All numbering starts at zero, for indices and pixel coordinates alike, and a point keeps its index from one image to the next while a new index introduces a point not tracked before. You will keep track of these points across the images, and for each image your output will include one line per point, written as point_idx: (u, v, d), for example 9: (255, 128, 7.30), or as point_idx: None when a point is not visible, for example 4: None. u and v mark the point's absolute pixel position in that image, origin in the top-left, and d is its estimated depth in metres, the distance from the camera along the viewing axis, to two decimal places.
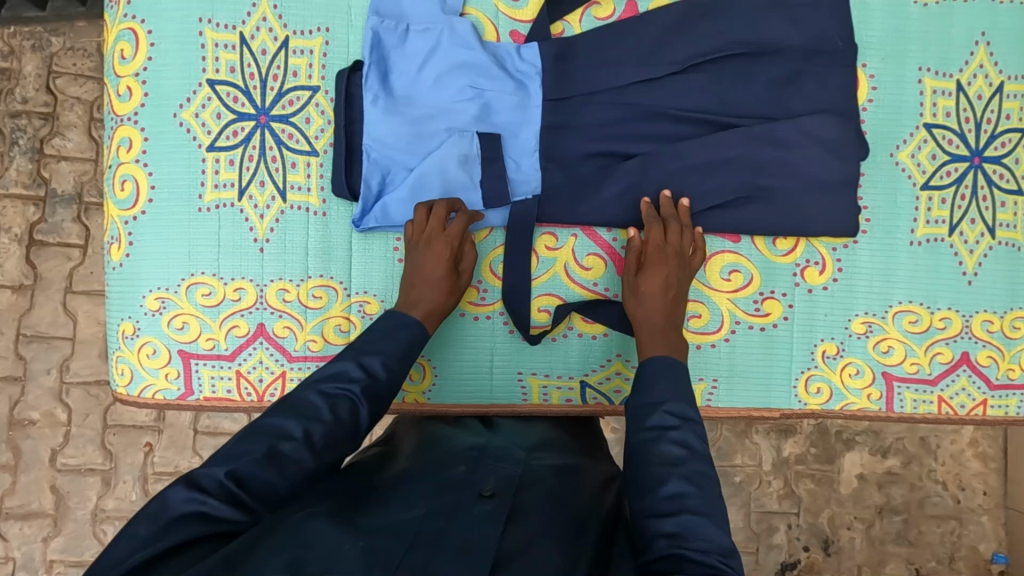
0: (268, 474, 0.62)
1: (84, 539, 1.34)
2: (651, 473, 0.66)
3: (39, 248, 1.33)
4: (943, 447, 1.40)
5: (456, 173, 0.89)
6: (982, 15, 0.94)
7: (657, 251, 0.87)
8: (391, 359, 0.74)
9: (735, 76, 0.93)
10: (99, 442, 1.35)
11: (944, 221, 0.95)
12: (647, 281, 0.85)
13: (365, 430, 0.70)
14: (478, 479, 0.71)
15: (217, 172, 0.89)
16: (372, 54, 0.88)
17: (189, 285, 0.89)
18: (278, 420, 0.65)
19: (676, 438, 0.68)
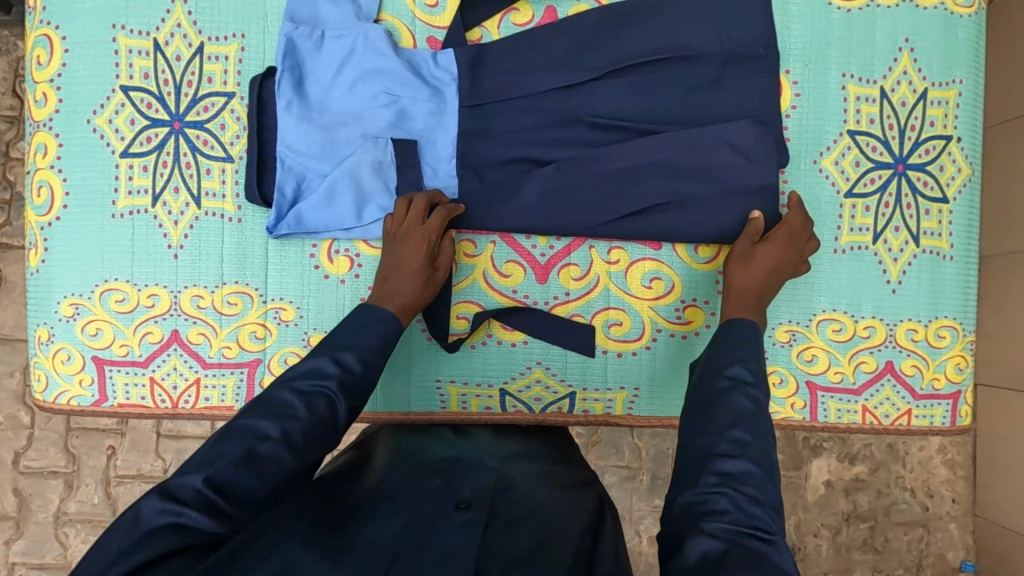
0: (245, 478, 0.58)
1: (47, 542, 1.36)
2: (720, 417, 0.66)
3: (4, 251, 1.32)
4: (911, 453, 1.37)
5: (370, 180, 0.89)
6: (906, 21, 0.94)
7: (787, 231, 0.87)
8: (366, 354, 0.72)
9: (655, 82, 0.92)
10: (62, 444, 1.36)
11: (867, 229, 0.94)
12: (762, 252, 0.86)
13: (343, 428, 0.67)
14: (453, 490, 0.70)
15: (130, 179, 0.89)
16: (286, 60, 0.87)
17: (103, 291, 0.89)
18: (253, 421, 0.62)
19: (743, 393, 0.68)
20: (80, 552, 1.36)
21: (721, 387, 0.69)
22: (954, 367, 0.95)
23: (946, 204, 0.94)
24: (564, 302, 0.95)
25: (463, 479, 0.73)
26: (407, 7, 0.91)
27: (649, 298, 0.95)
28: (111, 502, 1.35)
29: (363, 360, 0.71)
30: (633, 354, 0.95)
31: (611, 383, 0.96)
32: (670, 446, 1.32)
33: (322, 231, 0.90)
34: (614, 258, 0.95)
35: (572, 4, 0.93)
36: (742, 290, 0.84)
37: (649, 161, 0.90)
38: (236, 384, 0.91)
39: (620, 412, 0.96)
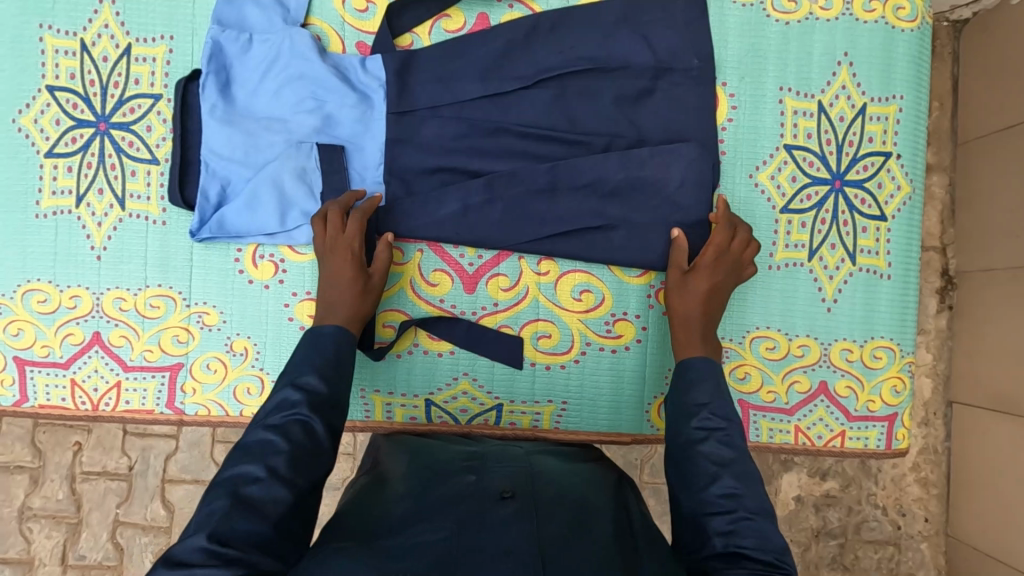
0: (247, 522, 0.58)
1: (9, 537, 1.36)
2: (701, 472, 0.65)
3: None
4: (885, 471, 1.34)
5: (293, 187, 0.88)
6: (845, 34, 0.92)
7: (716, 255, 0.84)
8: (326, 370, 0.72)
9: (581, 92, 0.91)
10: (28, 440, 1.36)
11: (802, 246, 0.93)
12: (694, 282, 0.84)
13: (327, 448, 0.68)
14: (487, 483, 0.69)
15: (55, 179, 0.88)
16: (211, 63, 0.87)
17: (25, 291, 0.89)
18: (236, 471, 0.62)
19: (723, 439, 0.67)
20: (43, 547, 1.36)
21: (688, 436, 0.69)
22: (890, 389, 0.93)
23: (884, 222, 0.92)
24: (492, 313, 0.93)
25: (496, 470, 0.73)
26: (336, 11, 0.91)
27: (579, 310, 0.93)
28: (75, 498, 1.36)
29: (328, 380, 0.72)
30: (562, 367, 0.94)
31: (539, 396, 0.94)
32: (637, 457, 1.28)
33: (245, 236, 0.89)
34: (544, 269, 0.93)
35: (504, 11, 0.92)
36: (687, 319, 0.82)
37: (578, 173, 0.89)
38: (157, 388, 0.91)
39: (548, 426, 0.95)
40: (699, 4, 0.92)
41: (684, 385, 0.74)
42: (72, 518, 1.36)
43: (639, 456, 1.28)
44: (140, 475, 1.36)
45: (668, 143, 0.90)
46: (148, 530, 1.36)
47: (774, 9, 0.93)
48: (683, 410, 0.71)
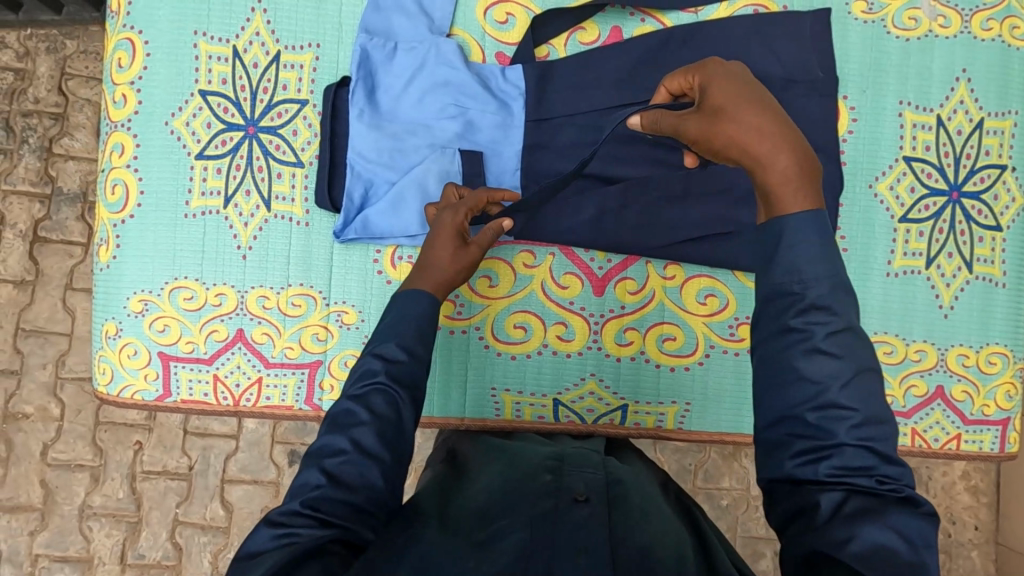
0: (337, 492, 0.62)
1: (70, 535, 1.37)
2: (804, 387, 0.55)
3: (42, 245, 1.36)
4: (935, 479, 1.39)
5: (436, 190, 0.91)
6: (962, 52, 0.96)
7: (720, 75, 0.68)
8: (408, 341, 0.71)
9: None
10: (90, 438, 1.38)
11: (920, 254, 0.96)
12: (721, 101, 0.65)
13: (410, 415, 0.68)
14: (566, 483, 0.69)
15: (204, 180, 0.91)
16: (360, 70, 0.90)
17: (172, 289, 0.92)
18: (325, 441, 0.65)
19: (831, 341, 0.55)
20: (102, 546, 1.37)
21: (790, 341, 0.56)
22: (1004, 394, 0.96)
23: (1000, 232, 0.96)
24: (619, 315, 0.96)
25: (575, 473, 0.72)
26: (478, 22, 0.94)
27: (703, 314, 0.96)
28: (136, 497, 1.37)
29: (406, 346, 0.71)
30: (686, 369, 0.97)
31: (663, 397, 0.97)
32: (692, 462, 1.38)
33: (387, 237, 0.92)
34: (670, 273, 0.96)
35: (636, 25, 0.96)
36: (732, 140, 0.63)
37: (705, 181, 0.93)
38: (297, 385, 0.93)
39: (671, 426, 0.97)
40: (824, 19, 0.95)
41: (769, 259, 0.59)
42: (132, 517, 1.37)
43: (693, 461, 1.38)
44: (200, 475, 1.37)
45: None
46: (207, 530, 1.37)
47: (895, 26, 0.97)
48: (781, 291, 0.58)
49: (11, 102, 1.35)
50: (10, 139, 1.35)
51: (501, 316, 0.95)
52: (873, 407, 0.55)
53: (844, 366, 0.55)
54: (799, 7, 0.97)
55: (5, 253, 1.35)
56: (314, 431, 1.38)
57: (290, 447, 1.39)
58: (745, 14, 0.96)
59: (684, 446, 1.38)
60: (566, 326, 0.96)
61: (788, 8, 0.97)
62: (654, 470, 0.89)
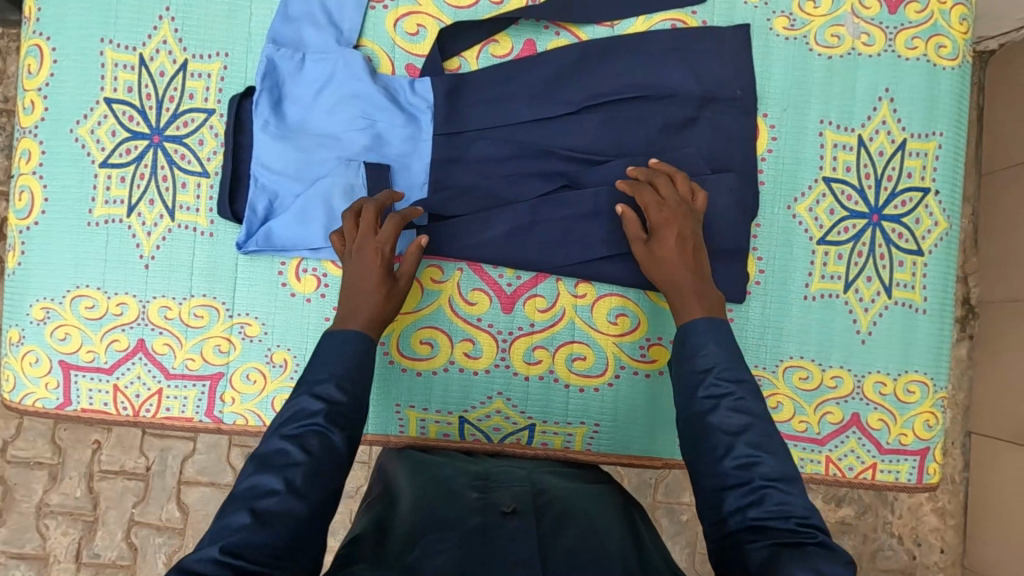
0: (262, 535, 0.60)
1: (27, 532, 1.37)
2: (715, 442, 0.66)
3: None
4: (900, 500, 1.36)
5: (340, 203, 0.90)
6: (886, 71, 0.93)
7: (658, 211, 0.82)
8: (345, 380, 0.73)
9: (628, 117, 0.92)
10: (49, 436, 1.38)
11: (839, 277, 0.93)
12: (661, 245, 0.81)
13: (346, 457, 0.69)
14: (494, 500, 0.72)
15: (108, 189, 0.91)
16: (265, 81, 0.89)
17: (74, 297, 0.91)
18: (255, 481, 0.64)
19: (733, 406, 0.68)
20: (59, 544, 1.38)
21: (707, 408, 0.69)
22: (923, 424, 0.93)
23: (921, 257, 0.93)
24: (528, 333, 0.94)
25: (501, 492, 0.75)
26: (388, 33, 0.93)
27: (614, 334, 0.94)
28: (92, 496, 1.37)
29: (344, 386, 0.72)
30: (595, 390, 0.95)
31: (572, 418, 0.95)
32: (653, 476, 1.34)
33: (290, 249, 0.91)
34: (581, 291, 0.94)
35: (551, 38, 0.95)
36: (672, 280, 0.80)
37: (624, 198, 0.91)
38: (198, 397, 0.92)
39: (578, 447, 0.95)
40: (745, 37, 0.93)
41: (688, 350, 0.73)
42: (89, 516, 1.37)
43: (653, 476, 1.35)
44: (157, 475, 1.37)
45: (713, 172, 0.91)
46: (162, 531, 1.37)
47: (818, 43, 0.94)
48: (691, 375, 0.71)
49: None
50: None
51: (407, 331, 0.94)
52: (780, 456, 0.65)
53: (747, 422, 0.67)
54: (718, 22, 0.95)
55: None
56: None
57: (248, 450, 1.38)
58: (666, 30, 0.94)
59: None
60: (473, 343, 0.94)
61: (708, 23, 0.94)
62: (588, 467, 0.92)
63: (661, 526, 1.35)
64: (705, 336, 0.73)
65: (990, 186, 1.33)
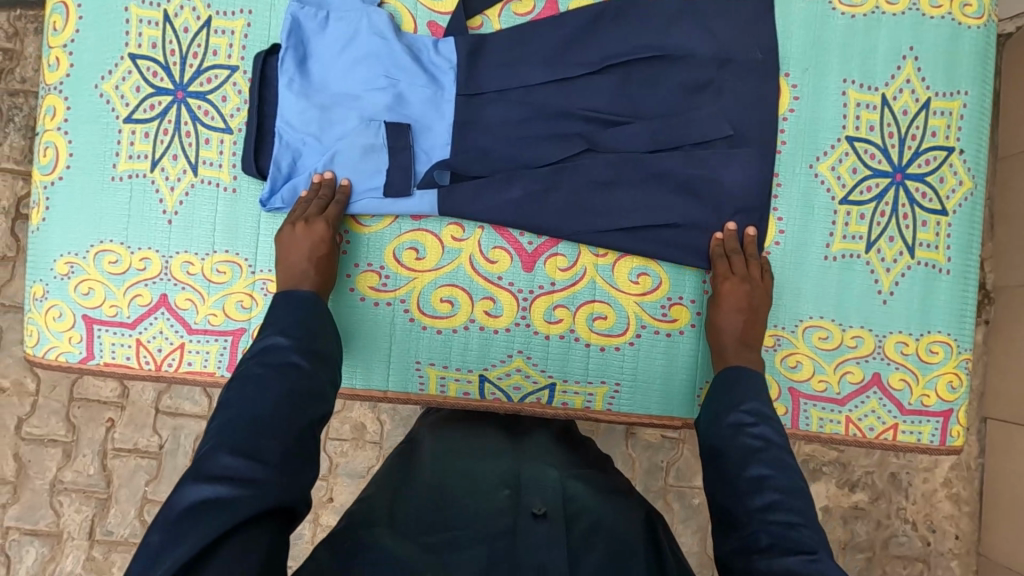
0: (258, 443, 0.63)
1: (40, 509, 1.38)
2: (733, 461, 0.73)
3: (24, 222, 1.38)
4: (914, 485, 1.35)
5: (361, 162, 0.91)
6: (908, 30, 0.92)
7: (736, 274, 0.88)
8: (311, 324, 0.78)
9: (642, 81, 0.92)
10: (63, 414, 1.39)
11: (860, 238, 0.93)
12: (726, 298, 0.88)
13: (318, 376, 0.73)
14: (524, 500, 0.72)
15: (132, 144, 0.91)
16: (291, 38, 0.90)
17: (98, 252, 0.92)
18: (240, 399, 0.67)
19: (753, 430, 0.75)
20: (72, 521, 1.38)
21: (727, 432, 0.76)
22: (946, 385, 0.93)
23: (945, 217, 0.92)
24: (549, 292, 0.94)
25: (532, 489, 0.75)
26: None
27: (636, 293, 0.94)
28: (105, 473, 1.38)
29: (306, 327, 0.78)
30: (616, 349, 0.94)
31: (592, 377, 0.95)
32: (664, 459, 1.33)
33: None
34: (602, 251, 0.94)
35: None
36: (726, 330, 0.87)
37: (642, 167, 0.91)
38: (219, 352, 0.92)
39: (599, 407, 0.95)
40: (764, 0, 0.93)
41: (725, 386, 0.81)
42: (102, 494, 1.38)
43: (664, 459, 1.34)
44: (170, 454, 1.38)
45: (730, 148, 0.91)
46: None
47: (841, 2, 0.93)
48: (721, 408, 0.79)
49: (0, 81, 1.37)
50: None
51: (427, 289, 0.94)
52: (792, 477, 0.70)
53: (764, 443, 0.73)
54: None
55: None
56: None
57: None
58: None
59: (657, 443, 1.33)
60: (494, 301, 0.94)
61: None
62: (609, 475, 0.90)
63: (672, 509, 1.34)
64: (739, 377, 0.82)
65: (1005, 170, 1.32)
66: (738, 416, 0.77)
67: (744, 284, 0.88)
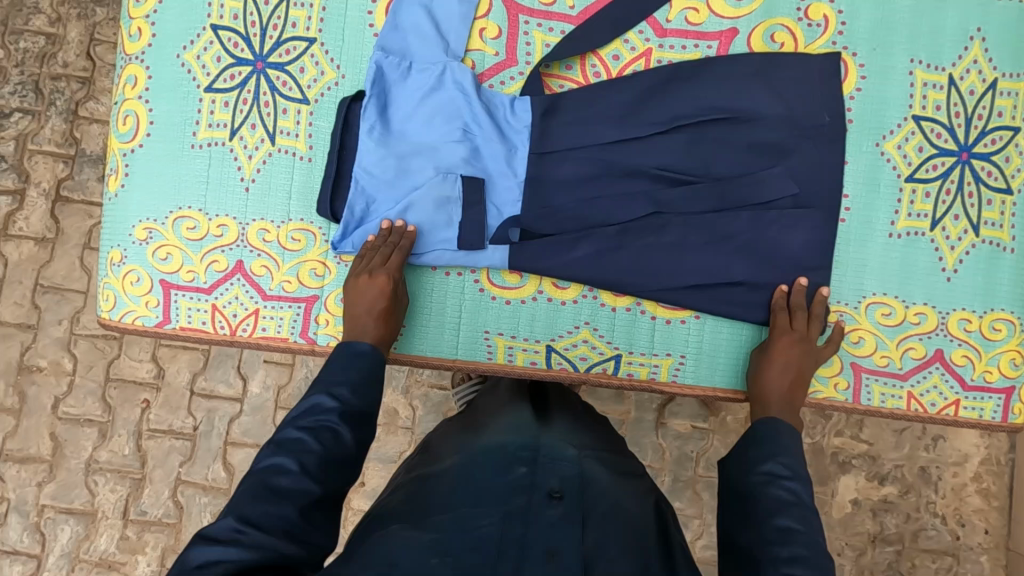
0: (275, 505, 0.67)
1: (75, 488, 1.38)
2: (761, 509, 0.72)
3: (64, 204, 1.39)
4: (944, 480, 1.35)
5: (435, 215, 0.92)
6: (976, 11, 0.94)
7: (789, 334, 0.90)
8: (358, 387, 0.80)
9: (716, 140, 0.93)
10: (99, 394, 1.39)
11: (926, 215, 0.94)
12: (775, 358, 0.89)
13: (353, 445, 0.76)
14: (540, 478, 0.75)
15: (212, 113, 0.93)
16: (374, 87, 0.91)
17: (176, 218, 0.93)
18: (272, 459, 0.71)
19: (784, 484, 0.74)
20: (107, 500, 1.38)
21: (758, 482, 0.75)
22: (1008, 361, 0.94)
23: (1010, 196, 0.94)
24: None
25: (549, 465, 0.77)
26: None
27: None
28: (141, 454, 1.38)
29: (353, 387, 0.80)
30: (682, 322, 0.96)
31: (657, 349, 0.96)
32: (693, 449, 1.34)
33: None
34: None
35: None
36: (767, 390, 0.88)
37: (710, 230, 0.93)
38: (293, 317, 0.94)
39: (664, 378, 0.97)
40: (834, 62, 0.93)
41: (758, 431, 0.81)
42: (136, 473, 1.38)
43: (695, 449, 1.34)
44: (204, 436, 1.38)
45: (795, 208, 0.93)
46: (208, 491, 1.37)
47: None
48: (753, 457, 0.78)
49: (42, 65, 1.40)
50: (39, 100, 1.40)
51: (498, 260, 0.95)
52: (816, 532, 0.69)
53: (795, 497, 0.73)
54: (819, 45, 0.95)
55: (28, 212, 1.39)
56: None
57: None
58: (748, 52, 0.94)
59: (687, 433, 1.33)
60: None
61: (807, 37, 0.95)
62: (627, 456, 0.89)
63: (701, 500, 1.34)
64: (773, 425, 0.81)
65: None
66: (770, 468, 0.76)
67: (800, 343, 0.89)
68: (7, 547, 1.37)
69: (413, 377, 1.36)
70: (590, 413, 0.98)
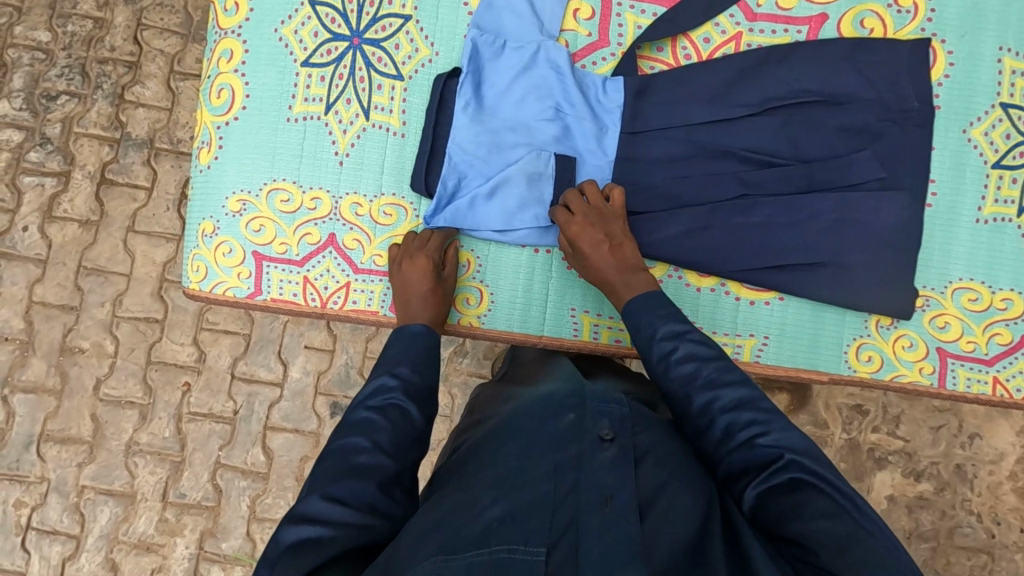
0: (356, 482, 0.66)
1: (115, 469, 1.31)
2: (678, 396, 0.73)
3: (108, 186, 1.35)
4: (981, 478, 1.34)
5: (527, 191, 0.93)
6: None
7: (583, 216, 0.88)
8: (417, 365, 0.81)
9: (802, 121, 0.94)
10: (141, 376, 1.33)
11: (1012, 202, 0.95)
12: (583, 240, 0.87)
13: (421, 423, 0.76)
14: (589, 422, 0.71)
15: (308, 87, 0.95)
16: (470, 64, 0.93)
17: (270, 190, 0.95)
18: (345, 441, 0.70)
19: (681, 356, 0.75)
20: (146, 483, 1.31)
21: (666, 364, 0.76)
22: None
23: None
24: None
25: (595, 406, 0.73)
26: None
27: None
28: (181, 437, 1.32)
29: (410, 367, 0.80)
30: (766, 304, 0.97)
31: (740, 329, 0.97)
32: None
33: (475, 230, 0.94)
34: None
35: None
36: (603, 277, 0.87)
37: (793, 212, 0.93)
38: (383, 291, 0.95)
39: (747, 359, 0.97)
40: (925, 47, 0.94)
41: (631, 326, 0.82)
42: (176, 456, 1.32)
43: None
44: (244, 420, 1.33)
45: (882, 190, 0.93)
46: (247, 475, 1.32)
47: None
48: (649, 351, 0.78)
49: (89, 49, 1.37)
50: (84, 83, 1.37)
51: None
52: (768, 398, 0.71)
53: (696, 367, 0.74)
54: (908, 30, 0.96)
55: (72, 194, 1.35)
56: (357, 385, 1.33)
57: (333, 400, 1.33)
58: (839, 38, 0.95)
59: None
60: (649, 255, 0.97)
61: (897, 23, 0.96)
62: (661, 410, 0.86)
63: None
64: (639, 309, 0.82)
65: None
66: (660, 348, 0.77)
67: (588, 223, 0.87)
68: (46, 527, 1.30)
69: (451, 365, 1.32)
70: (620, 379, 0.94)
